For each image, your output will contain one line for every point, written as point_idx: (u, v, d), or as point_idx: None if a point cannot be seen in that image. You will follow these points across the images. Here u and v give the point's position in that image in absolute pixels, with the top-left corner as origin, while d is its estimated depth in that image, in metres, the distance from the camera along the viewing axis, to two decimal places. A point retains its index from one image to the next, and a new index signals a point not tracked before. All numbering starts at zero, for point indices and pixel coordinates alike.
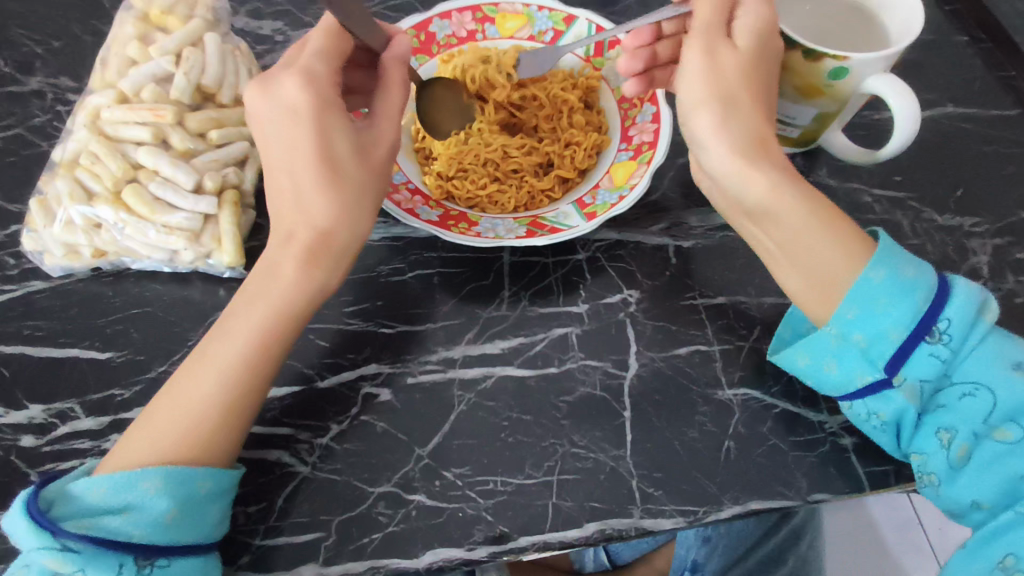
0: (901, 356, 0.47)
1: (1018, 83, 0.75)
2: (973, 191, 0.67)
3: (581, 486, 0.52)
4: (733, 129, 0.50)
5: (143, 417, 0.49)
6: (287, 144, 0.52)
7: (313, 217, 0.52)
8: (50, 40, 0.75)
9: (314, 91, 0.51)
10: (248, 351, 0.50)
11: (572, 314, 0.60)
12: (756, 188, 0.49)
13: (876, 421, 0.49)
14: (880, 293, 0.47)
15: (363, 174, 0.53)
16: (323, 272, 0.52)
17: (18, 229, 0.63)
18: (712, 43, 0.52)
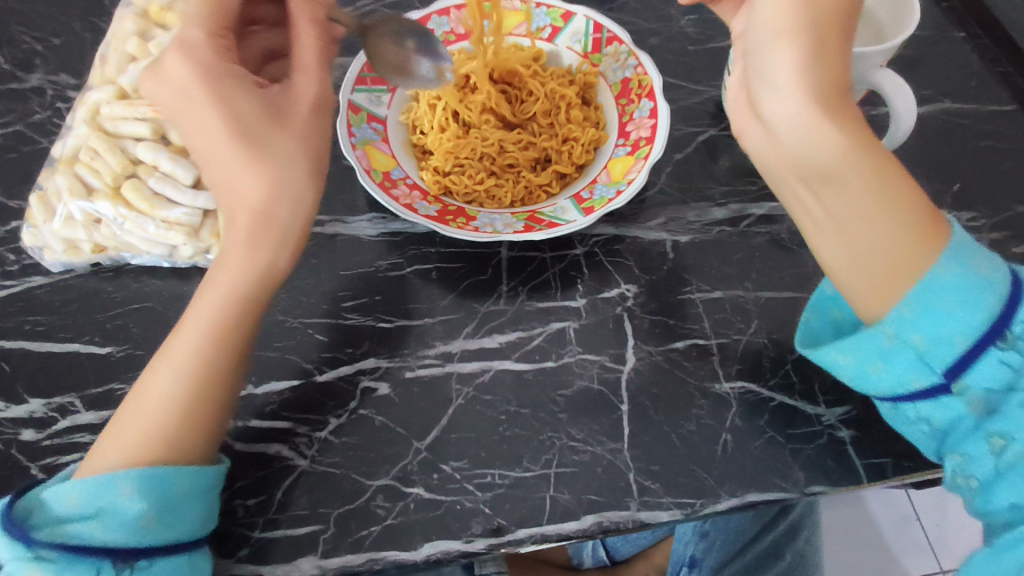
0: (966, 358, 0.45)
1: (1015, 78, 0.75)
2: (970, 186, 0.68)
3: (578, 479, 0.52)
4: (818, 68, 0.45)
5: (114, 423, 0.49)
6: (203, 129, 0.51)
7: (245, 196, 0.51)
8: (49, 37, 0.76)
9: (207, 64, 0.50)
10: (196, 337, 0.50)
11: (570, 308, 0.60)
12: (830, 144, 0.45)
13: (928, 427, 0.48)
14: (946, 292, 0.45)
15: (287, 140, 0.51)
16: (269, 248, 0.51)
17: (18, 225, 0.63)
18: None
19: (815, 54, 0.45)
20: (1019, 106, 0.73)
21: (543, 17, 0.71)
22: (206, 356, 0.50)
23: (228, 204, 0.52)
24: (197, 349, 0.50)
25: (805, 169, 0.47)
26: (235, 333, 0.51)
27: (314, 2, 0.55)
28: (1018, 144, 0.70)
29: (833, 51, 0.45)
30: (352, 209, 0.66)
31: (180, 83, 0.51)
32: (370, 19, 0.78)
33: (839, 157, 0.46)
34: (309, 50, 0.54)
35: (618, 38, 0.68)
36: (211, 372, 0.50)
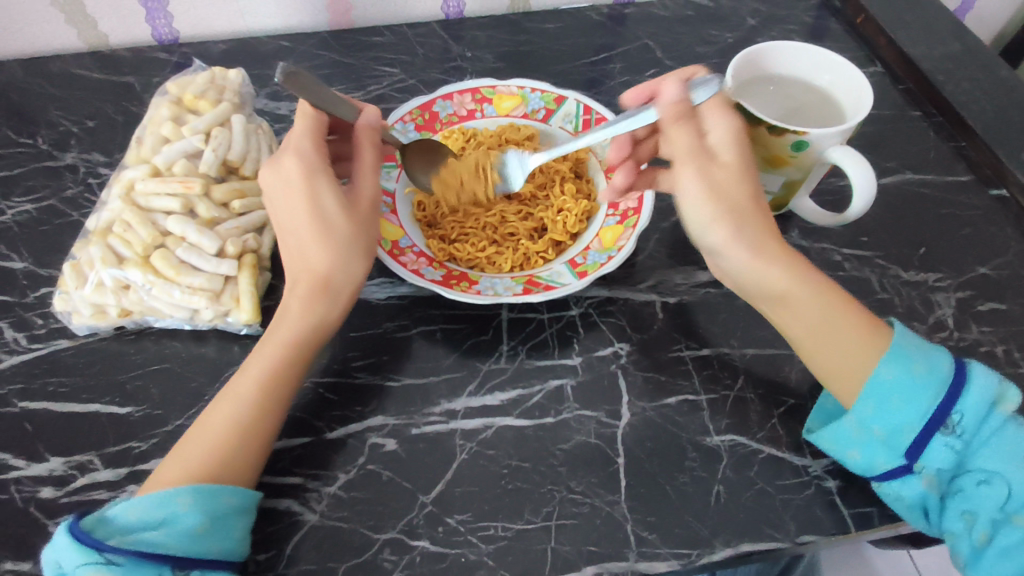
0: (919, 444, 0.52)
1: (969, 152, 0.82)
2: (934, 249, 0.73)
3: (578, 531, 0.54)
4: (746, 234, 0.55)
5: (176, 449, 0.53)
6: (291, 209, 0.59)
7: (310, 263, 0.58)
8: (85, 120, 0.82)
9: (309, 158, 0.58)
10: (259, 377, 0.55)
11: (566, 366, 0.64)
12: (772, 278, 0.55)
13: (900, 504, 0.53)
14: (893, 391, 0.52)
15: (353, 225, 0.59)
16: (325, 305, 0.58)
17: (47, 292, 0.67)
18: (700, 164, 0.55)
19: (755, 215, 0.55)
20: (974, 177, 0.80)
21: (537, 101, 0.79)
22: (271, 395, 0.55)
23: (296, 269, 0.59)
24: (261, 384, 0.55)
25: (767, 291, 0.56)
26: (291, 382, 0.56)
27: (374, 125, 0.64)
28: (975, 211, 0.76)
29: (750, 215, 0.55)
30: None
31: (283, 173, 0.59)
32: (379, 103, 0.86)
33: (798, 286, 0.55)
34: (371, 156, 0.62)
35: (605, 119, 0.76)
36: (273, 404, 0.55)
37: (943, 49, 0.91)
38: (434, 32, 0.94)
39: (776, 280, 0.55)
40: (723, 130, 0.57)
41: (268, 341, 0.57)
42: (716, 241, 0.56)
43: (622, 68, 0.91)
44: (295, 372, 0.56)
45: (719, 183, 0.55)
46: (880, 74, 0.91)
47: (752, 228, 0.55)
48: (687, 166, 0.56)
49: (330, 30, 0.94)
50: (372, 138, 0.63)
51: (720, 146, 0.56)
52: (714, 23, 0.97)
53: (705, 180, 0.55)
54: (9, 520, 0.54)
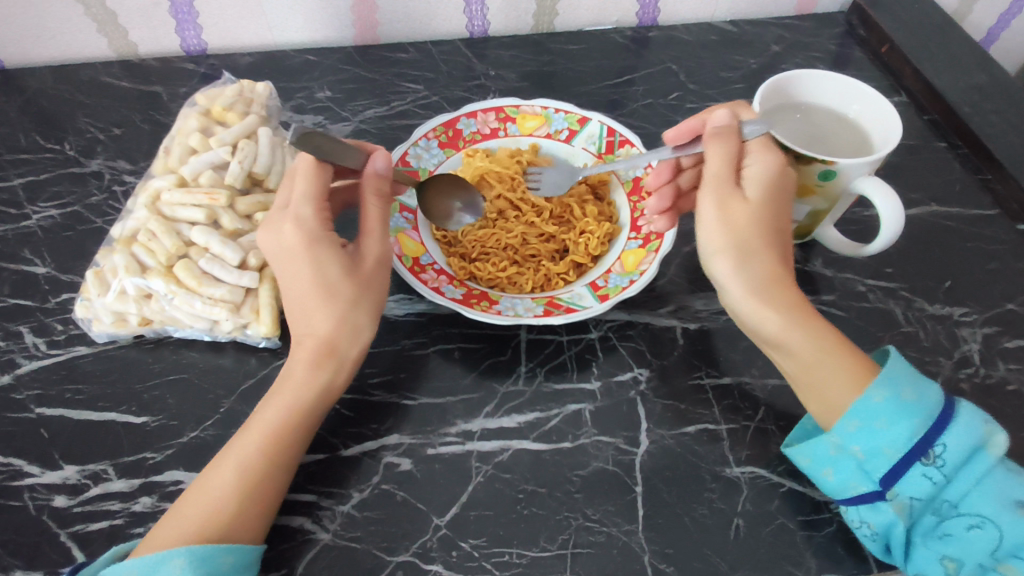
0: (895, 471, 0.51)
1: (995, 186, 0.81)
2: (960, 283, 0.72)
3: (594, 560, 0.53)
4: (745, 275, 0.57)
5: (173, 508, 0.51)
6: (294, 278, 0.57)
7: (316, 330, 0.56)
8: (112, 128, 0.83)
9: (312, 227, 0.57)
10: (266, 438, 0.53)
11: (585, 391, 0.63)
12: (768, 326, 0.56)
13: (867, 531, 0.52)
14: (881, 413, 0.52)
15: (355, 289, 0.57)
16: (331, 372, 0.56)
17: (69, 297, 0.68)
18: (722, 198, 0.58)
19: (778, 222, 0.59)
20: (1000, 211, 0.79)
21: (561, 121, 0.79)
22: (278, 465, 0.53)
23: (300, 334, 0.58)
24: (270, 445, 0.53)
25: (780, 278, 0.57)
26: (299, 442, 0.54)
27: (381, 174, 0.61)
28: (1003, 246, 0.75)
29: (757, 261, 0.57)
30: None
31: (285, 241, 0.57)
32: (402, 118, 0.86)
33: (768, 242, 0.57)
34: (376, 208, 0.60)
35: (629, 142, 0.76)
36: (280, 472, 0.53)
37: (968, 81, 0.90)
38: (458, 50, 0.95)
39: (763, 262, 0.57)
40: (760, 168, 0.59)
41: (273, 408, 0.55)
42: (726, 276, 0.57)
43: (644, 91, 0.91)
44: (302, 438, 0.55)
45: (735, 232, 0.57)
46: (905, 105, 0.91)
47: (756, 266, 0.57)
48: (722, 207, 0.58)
49: (356, 45, 0.94)
50: (379, 189, 0.60)
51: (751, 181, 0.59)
52: (737, 49, 0.97)
53: (719, 208, 0.58)
54: (21, 528, 0.53)
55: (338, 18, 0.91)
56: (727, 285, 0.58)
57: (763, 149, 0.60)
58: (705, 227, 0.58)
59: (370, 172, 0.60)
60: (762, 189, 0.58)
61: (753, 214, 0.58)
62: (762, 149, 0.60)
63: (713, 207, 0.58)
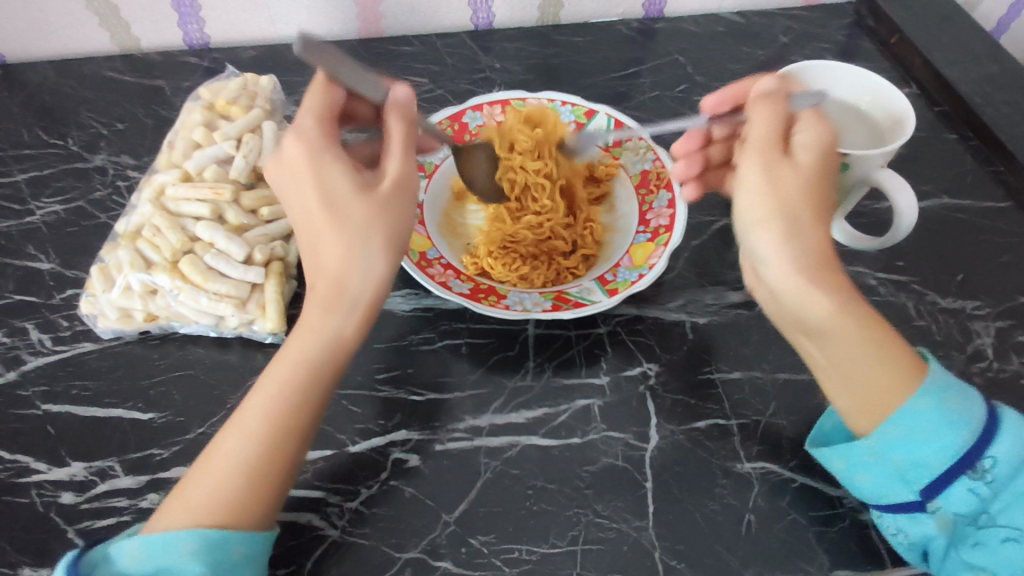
0: (940, 482, 0.48)
1: (1007, 178, 0.80)
2: (972, 276, 0.71)
3: (604, 557, 0.53)
4: (795, 246, 0.49)
5: (191, 473, 0.49)
6: (300, 199, 0.52)
7: (322, 263, 0.51)
8: (115, 122, 0.83)
9: (311, 135, 0.52)
10: (275, 396, 0.50)
11: (594, 385, 0.62)
12: (819, 309, 0.48)
13: (902, 539, 0.51)
14: (925, 421, 0.48)
15: (368, 212, 0.51)
16: (339, 316, 0.51)
17: (74, 293, 0.67)
18: (771, 162, 0.51)
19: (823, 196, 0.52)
20: (1013, 203, 0.78)
21: (568, 114, 0.78)
22: (286, 424, 0.49)
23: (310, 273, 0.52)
24: (277, 404, 0.50)
25: (830, 269, 0.50)
26: (312, 397, 0.50)
27: (404, 102, 0.56)
28: (1016, 239, 0.74)
29: (808, 228, 0.50)
30: None
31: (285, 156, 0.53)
32: None
33: (818, 210, 0.50)
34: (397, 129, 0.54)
35: (637, 134, 0.75)
36: (290, 432, 0.49)
37: (980, 71, 0.88)
38: (462, 43, 0.94)
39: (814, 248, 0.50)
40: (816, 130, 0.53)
41: (280, 362, 0.51)
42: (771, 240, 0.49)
43: (651, 83, 0.90)
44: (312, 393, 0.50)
45: (792, 182, 0.50)
46: (916, 95, 0.90)
47: (809, 233, 0.50)
48: (785, 170, 0.51)
49: (359, 38, 0.93)
50: (401, 112, 0.55)
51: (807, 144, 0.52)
52: (745, 40, 0.96)
53: (768, 173, 0.51)
54: (29, 525, 0.53)
55: (341, 11, 0.90)
56: (776, 259, 0.50)
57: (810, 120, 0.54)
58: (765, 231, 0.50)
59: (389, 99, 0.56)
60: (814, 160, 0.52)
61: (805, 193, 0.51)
62: (814, 112, 0.55)
63: (761, 169, 0.51)
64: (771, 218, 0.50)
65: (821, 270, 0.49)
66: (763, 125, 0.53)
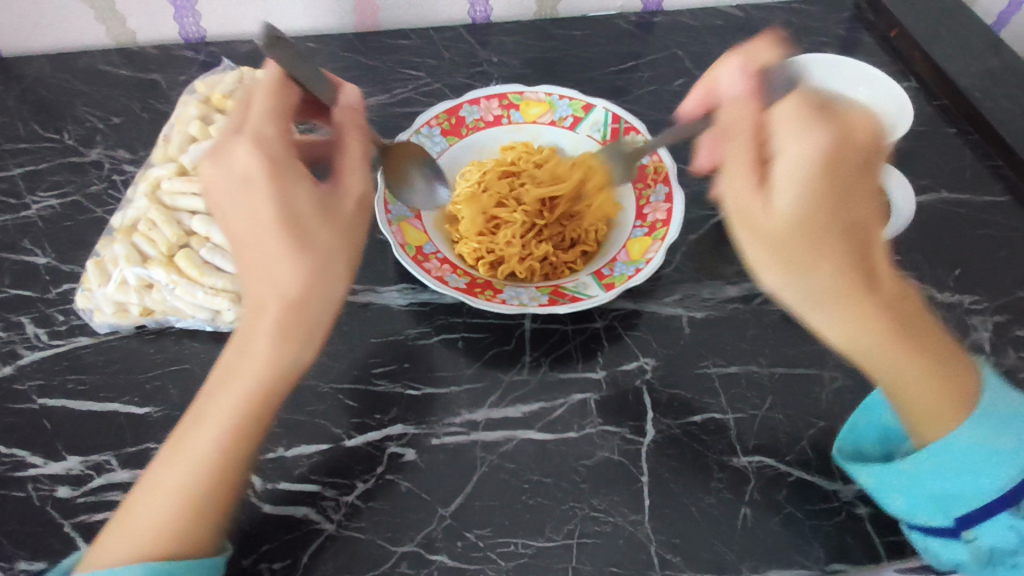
0: (978, 514, 0.49)
1: (1006, 172, 0.80)
2: (970, 270, 0.71)
3: (600, 551, 0.53)
4: (802, 288, 0.44)
5: (127, 505, 0.48)
6: (252, 217, 0.47)
7: (280, 286, 0.47)
8: (111, 116, 0.83)
9: (273, 146, 0.48)
10: (223, 424, 0.47)
11: (590, 380, 0.62)
12: (845, 340, 0.46)
13: (932, 561, 0.51)
14: (974, 456, 0.49)
15: (331, 231, 0.49)
16: (296, 345, 0.47)
17: (69, 288, 0.67)
18: (744, 201, 0.44)
19: (838, 203, 0.42)
20: (1012, 197, 0.78)
21: (565, 108, 0.78)
22: (238, 453, 0.48)
23: (254, 294, 0.48)
24: (224, 434, 0.47)
25: (851, 285, 0.44)
26: (262, 423, 0.48)
27: (355, 106, 0.57)
28: (1014, 233, 0.74)
29: (814, 266, 0.43)
30: (383, 279, 0.69)
31: (236, 168, 0.47)
32: (404, 106, 0.85)
33: (829, 244, 0.42)
34: (353, 142, 0.54)
35: (634, 128, 0.75)
36: (239, 464, 0.48)
37: (980, 65, 0.88)
38: (460, 36, 0.94)
39: (829, 267, 0.43)
40: (801, 147, 0.41)
41: (229, 389, 0.48)
42: (777, 287, 0.45)
43: (650, 77, 0.90)
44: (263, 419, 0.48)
45: (772, 227, 0.43)
46: (915, 89, 0.89)
47: (820, 278, 0.43)
48: (759, 212, 0.43)
49: (356, 31, 0.93)
50: (355, 122, 0.55)
51: (784, 172, 0.42)
52: (743, 34, 0.96)
53: (742, 217, 0.44)
54: (25, 518, 0.53)
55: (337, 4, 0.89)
56: (784, 301, 0.46)
57: (799, 116, 0.42)
58: (743, 242, 0.45)
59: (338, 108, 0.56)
60: (803, 182, 0.41)
61: (788, 217, 0.42)
62: (799, 117, 0.42)
63: (735, 215, 0.45)
64: (770, 266, 0.44)
65: (842, 309, 0.44)
66: (744, 151, 0.45)
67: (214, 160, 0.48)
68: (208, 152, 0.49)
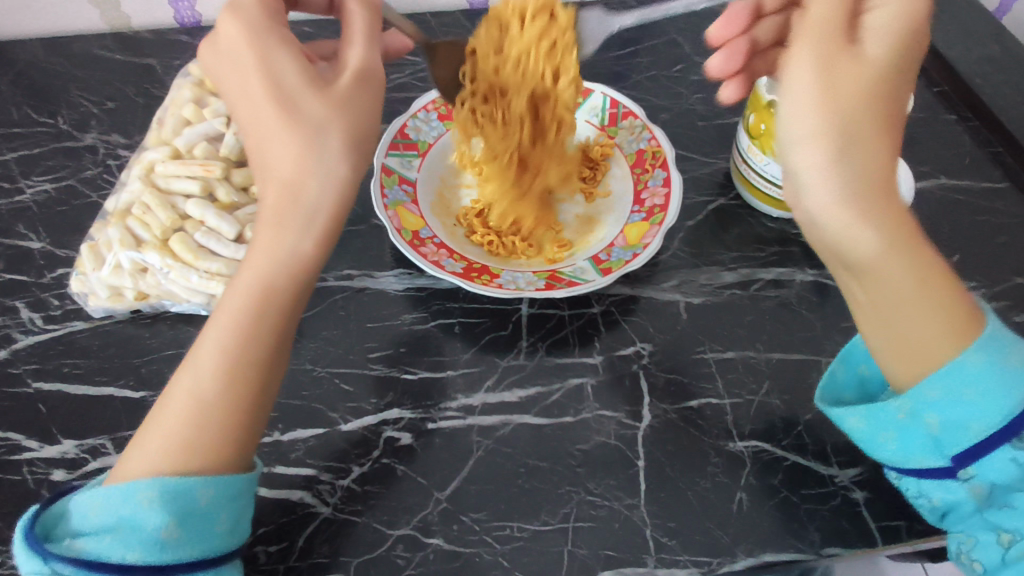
0: (977, 449, 0.46)
1: (1006, 158, 0.79)
2: (969, 257, 0.71)
3: (595, 534, 0.53)
4: (850, 169, 0.40)
5: (152, 415, 0.48)
6: (245, 95, 0.47)
7: (275, 166, 0.46)
8: (105, 101, 0.82)
9: (257, 20, 0.47)
10: (228, 322, 0.47)
11: (587, 365, 0.62)
12: (868, 246, 0.41)
13: (926, 501, 0.50)
14: (969, 382, 0.45)
15: (324, 107, 0.46)
16: (296, 231, 0.46)
17: (64, 272, 0.67)
18: (825, 59, 0.41)
19: (899, 86, 0.43)
20: (1011, 184, 0.77)
21: None
22: (248, 354, 0.47)
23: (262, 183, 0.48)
24: (233, 333, 0.47)
25: (888, 180, 0.41)
26: (272, 323, 0.47)
27: None
28: (1013, 220, 0.74)
29: (867, 147, 0.40)
30: (379, 264, 0.69)
31: (228, 43, 0.47)
32: (401, 92, 0.85)
33: (880, 132, 0.41)
34: (360, 21, 0.50)
35: (632, 113, 0.76)
36: (249, 363, 0.47)
37: (981, 51, 0.88)
38: (457, 22, 0.93)
39: (878, 151, 0.40)
40: (888, 22, 0.43)
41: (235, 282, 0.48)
42: (819, 166, 0.40)
43: (648, 63, 0.89)
44: (273, 312, 0.47)
45: (845, 85, 0.40)
46: (915, 76, 0.88)
47: (866, 159, 0.40)
48: (844, 72, 0.41)
49: None
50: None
51: (875, 34, 0.43)
52: None
53: (818, 72, 0.40)
54: (20, 502, 0.53)
55: None
56: (818, 188, 0.40)
57: None
58: (795, 105, 0.41)
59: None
60: (887, 45, 0.42)
61: (878, 70, 0.41)
62: None
63: (811, 70, 0.40)
64: (816, 135, 0.40)
65: (882, 202, 0.41)
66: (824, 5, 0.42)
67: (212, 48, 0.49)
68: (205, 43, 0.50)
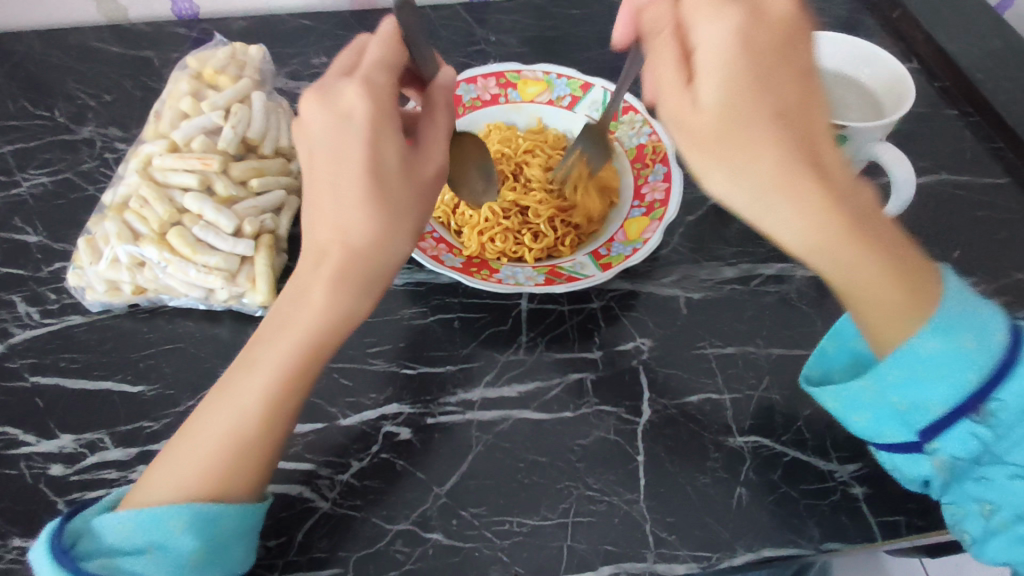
0: (939, 425, 0.46)
1: (1006, 154, 0.79)
2: (970, 253, 0.70)
3: (594, 529, 0.53)
4: (744, 183, 0.38)
5: (175, 444, 0.48)
6: (337, 159, 0.46)
7: (346, 234, 0.47)
8: (102, 94, 0.81)
9: (380, 98, 0.47)
10: (274, 373, 0.48)
11: (586, 360, 0.62)
12: (795, 238, 0.39)
13: (902, 474, 0.50)
14: (923, 364, 0.44)
15: (408, 191, 0.48)
16: (354, 299, 0.48)
17: (62, 267, 0.66)
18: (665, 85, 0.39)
19: (783, 66, 0.38)
20: (1012, 179, 0.77)
21: (563, 87, 0.77)
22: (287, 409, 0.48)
23: (318, 238, 0.48)
24: (273, 387, 0.48)
25: (800, 167, 0.37)
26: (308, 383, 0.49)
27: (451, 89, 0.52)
28: (1014, 215, 0.74)
29: (759, 152, 0.37)
30: None
31: (337, 109, 0.46)
32: None
33: (771, 133, 0.37)
34: (443, 112, 0.52)
35: (632, 108, 0.73)
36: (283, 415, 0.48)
37: (982, 47, 0.87)
38: (456, 15, 0.92)
39: (769, 150, 0.37)
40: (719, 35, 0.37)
41: (286, 333, 0.48)
42: (718, 186, 0.39)
43: None
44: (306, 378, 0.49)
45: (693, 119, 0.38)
46: (916, 71, 0.88)
47: (759, 165, 0.37)
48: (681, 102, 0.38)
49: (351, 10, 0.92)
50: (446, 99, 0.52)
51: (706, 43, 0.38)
52: None
53: (676, 108, 0.39)
54: (17, 496, 0.53)
55: None
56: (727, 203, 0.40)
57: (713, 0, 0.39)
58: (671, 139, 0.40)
59: (435, 83, 0.52)
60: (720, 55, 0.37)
61: (717, 79, 0.37)
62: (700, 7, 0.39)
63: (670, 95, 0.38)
64: (702, 169, 0.39)
65: (807, 202, 0.38)
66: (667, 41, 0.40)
67: (316, 98, 0.48)
68: (311, 87, 0.48)
